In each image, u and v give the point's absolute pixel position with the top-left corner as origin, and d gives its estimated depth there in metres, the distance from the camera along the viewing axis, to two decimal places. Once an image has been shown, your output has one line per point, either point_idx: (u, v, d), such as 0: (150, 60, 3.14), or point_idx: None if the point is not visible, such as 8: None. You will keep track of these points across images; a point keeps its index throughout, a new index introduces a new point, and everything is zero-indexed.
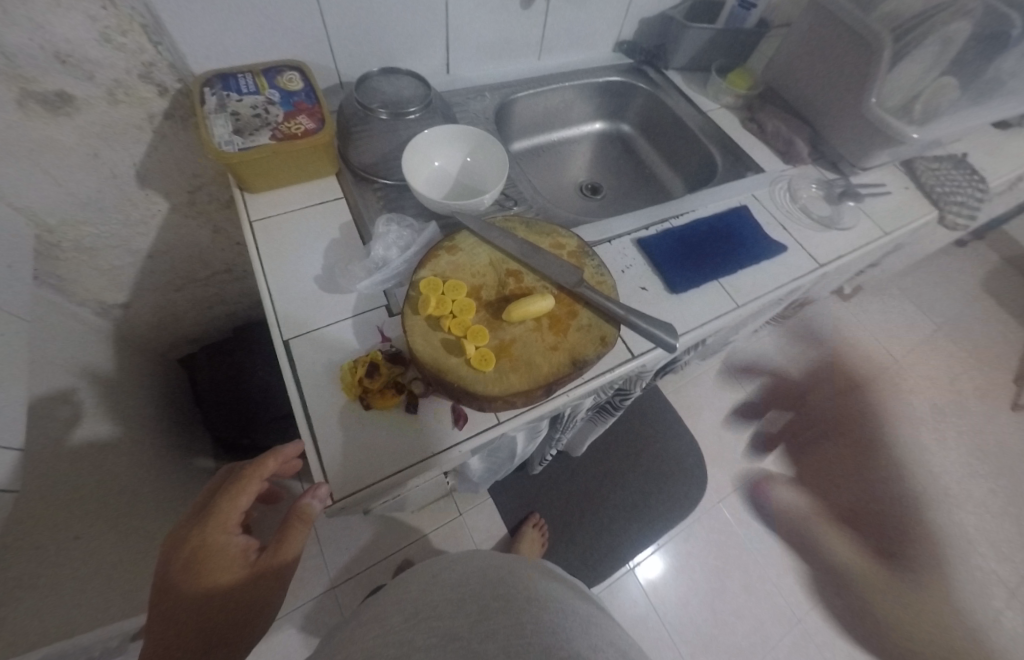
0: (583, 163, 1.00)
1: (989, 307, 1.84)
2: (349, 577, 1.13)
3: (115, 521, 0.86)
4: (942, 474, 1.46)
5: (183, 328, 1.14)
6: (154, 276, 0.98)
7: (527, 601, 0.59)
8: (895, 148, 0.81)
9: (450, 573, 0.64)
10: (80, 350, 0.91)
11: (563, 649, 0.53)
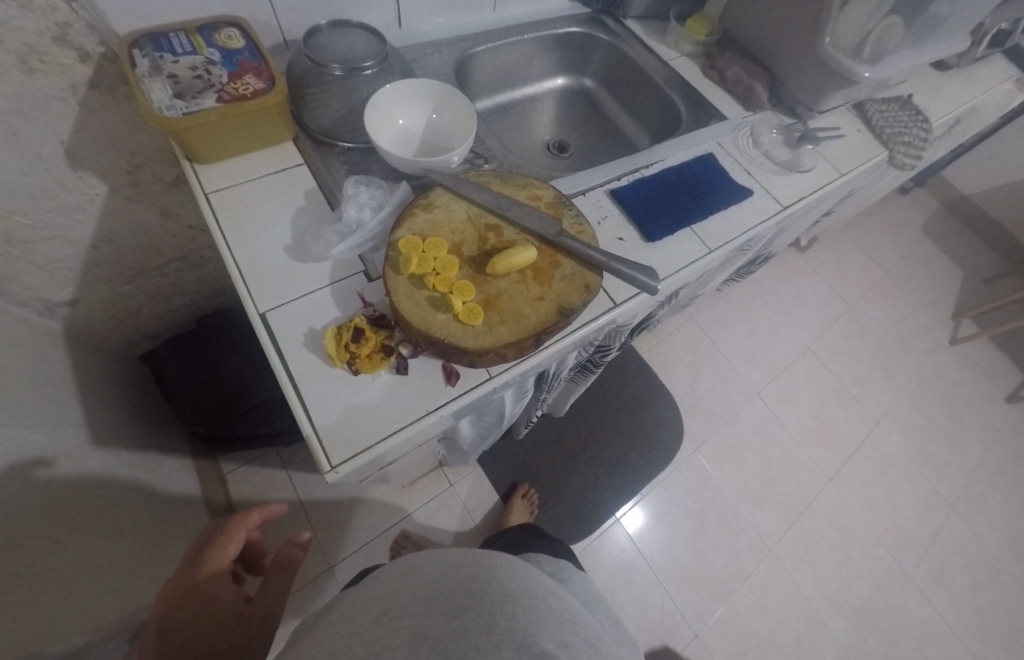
0: (548, 121, 0.99)
1: (931, 249, 1.95)
2: (347, 557, 1.13)
3: (84, 525, 0.83)
4: (894, 406, 1.56)
5: (140, 322, 1.09)
6: (101, 268, 0.92)
7: (508, 607, 0.55)
8: (846, 91, 0.85)
9: (432, 559, 0.61)
10: (27, 352, 0.86)
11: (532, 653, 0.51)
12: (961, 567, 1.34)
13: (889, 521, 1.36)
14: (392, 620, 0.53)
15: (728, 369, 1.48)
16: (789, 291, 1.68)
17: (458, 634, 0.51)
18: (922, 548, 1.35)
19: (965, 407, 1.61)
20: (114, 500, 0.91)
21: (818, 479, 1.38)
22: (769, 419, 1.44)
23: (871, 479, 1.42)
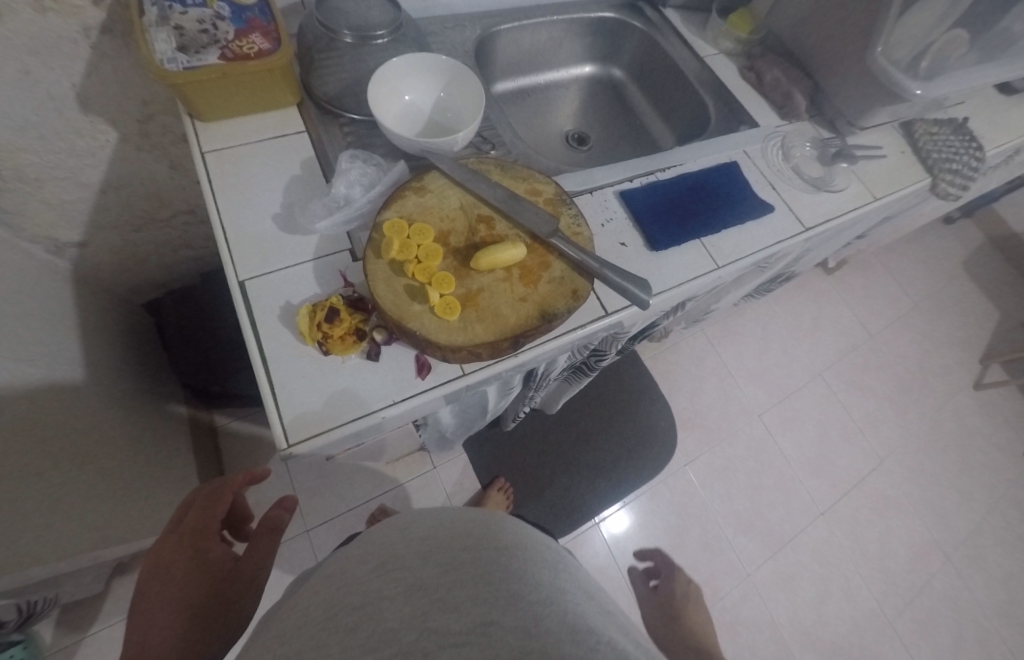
0: (570, 110, 0.96)
1: (968, 285, 1.85)
2: (323, 523, 1.14)
3: (81, 461, 0.85)
4: (901, 445, 1.50)
5: (146, 271, 1.09)
6: (110, 213, 0.92)
7: (517, 565, 0.48)
8: (895, 107, 0.79)
9: (432, 519, 0.57)
10: (34, 289, 0.86)
11: (541, 602, 0.44)
12: (946, 619, 1.30)
13: (878, 562, 1.32)
14: (383, 568, 0.49)
15: (732, 386, 1.44)
16: (809, 313, 1.61)
17: (457, 584, 0.45)
18: (908, 594, 1.31)
19: (978, 455, 1.54)
20: (110, 440, 0.92)
21: (810, 510, 1.34)
22: (768, 443, 1.39)
23: (866, 517, 1.37)
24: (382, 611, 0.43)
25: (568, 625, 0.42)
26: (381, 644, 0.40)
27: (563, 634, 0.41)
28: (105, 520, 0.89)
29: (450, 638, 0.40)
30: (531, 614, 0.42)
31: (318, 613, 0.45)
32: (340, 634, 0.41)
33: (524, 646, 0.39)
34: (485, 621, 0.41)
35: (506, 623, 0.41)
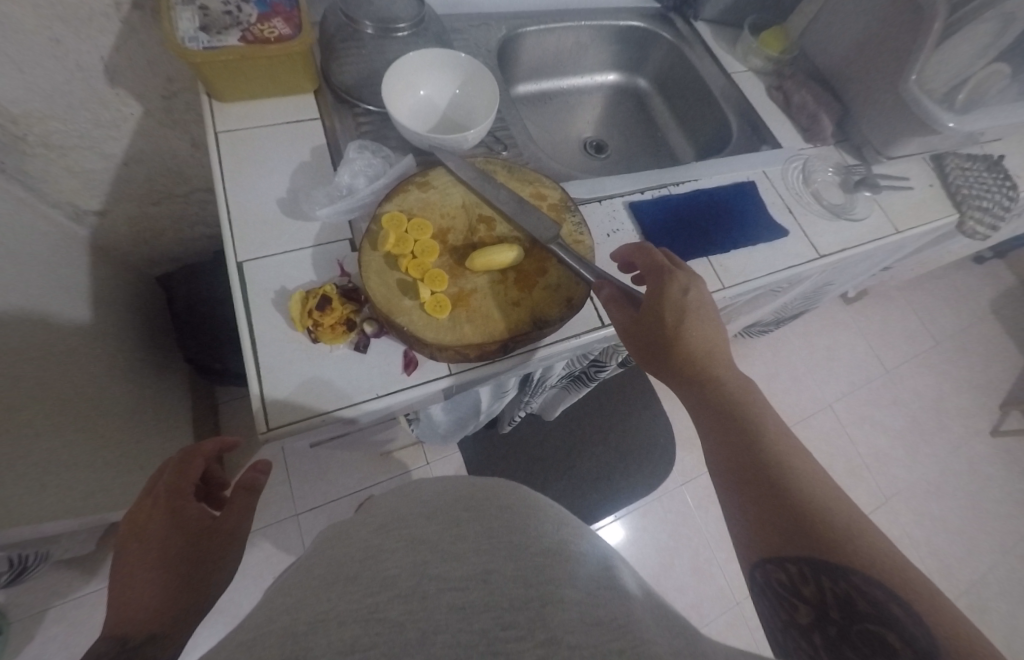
0: (590, 117, 0.95)
1: (993, 329, 1.78)
2: (314, 508, 1.14)
3: (81, 423, 0.86)
4: (906, 485, 1.45)
5: (162, 246, 1.11)
6: (129, 186, 0.93)
7: (524, 521, 0.45)
8: (925, 138, 0.77)
9: (439, 483, 0.54)
10: (53, 254, 0.88)
11: (551, 556, 0.40)
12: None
13: None
14: (386, 525, 0.45)
15: None
16: (823, 342, 1.57)
17: (459, 539, 0.41)
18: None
19: (989, 502, 1.50)
20: (106, 402, 0.92)
21: None
22: None
23: None
24: (381, 560, 0.39)
25: (572, 575, 0.38)
26: (380, 588, 0.36)
27: (566, 583, 0.37)
28: (94, 487, 0.90)
29: (452, 583, 0.36)
30: (536, 563, 0.39)
31: (319, 563, 0.42)
32: (339, 579, 0.38)
33: (528, 595, 0.36)
34: (487, 571, 0.38)
35: (508, 573, 0.37)
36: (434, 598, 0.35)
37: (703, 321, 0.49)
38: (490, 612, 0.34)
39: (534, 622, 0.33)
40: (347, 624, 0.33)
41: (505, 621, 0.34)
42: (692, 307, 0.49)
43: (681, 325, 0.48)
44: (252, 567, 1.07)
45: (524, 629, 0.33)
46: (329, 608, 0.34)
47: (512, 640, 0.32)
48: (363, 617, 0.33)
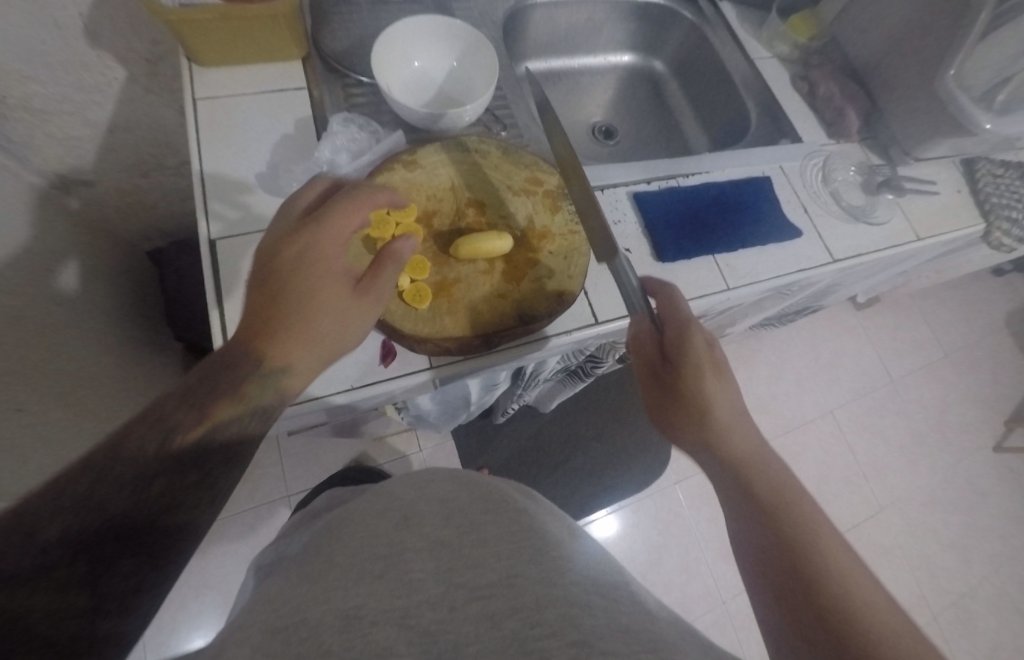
0: (601, 101, 0.90)
1: (1005, 343, 1.73)
2: (305, 490, 1.12)
3: (70, 400, 0.79)
4: (903, 495, 1.43)
5: (153, 218, 1.03)
6: (116, 156, 0.87)
7: (544, 529, 0.42)
8: (957, 141, 0.72)
9: (453, 480, 0.51)
10: (49, 226, 0.82)
11: (574, 565, 0.37)
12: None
13: None
14: (402, 522, 0.43)
15: None
16: (829, 348, 1.52)
17: (480, 543, 0.39)
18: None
19: (985, 515, 1.47)
20: (104, 380, 0.87)
21: None
22: None
23: None
24: (403, 562, 0.37)
25: (596, 581, 0.36)
26: (407, 592, 0.34)
27: (590, 588, 0.34)
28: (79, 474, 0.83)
29: (479, 589, 0.34)
30: (555, 566, 0.36)
31: (340, 558, 0.39)
32: (366, 578, 0.36)
33: (554, 594, 0.33)
34: (512, 575, 0.35)
35: (533, 575, 0.34)
36: (464, 606, 0.32)
37: (726, 383, 0.49)
38: (518, 614, 0.31)
39: (563, 621, 0.30)
40: (379, 623, 0.31)
41: (532, 620, 0.31)
42: (718, 365, 0.49)
43: (704, 381, 0.48)
44: (237, 543, 1.05)
45: (553, 629, 0.30)
46: (359, 605, 0.33)
47: (542, 641, 0.29)
48: (394, 620, 0.31)
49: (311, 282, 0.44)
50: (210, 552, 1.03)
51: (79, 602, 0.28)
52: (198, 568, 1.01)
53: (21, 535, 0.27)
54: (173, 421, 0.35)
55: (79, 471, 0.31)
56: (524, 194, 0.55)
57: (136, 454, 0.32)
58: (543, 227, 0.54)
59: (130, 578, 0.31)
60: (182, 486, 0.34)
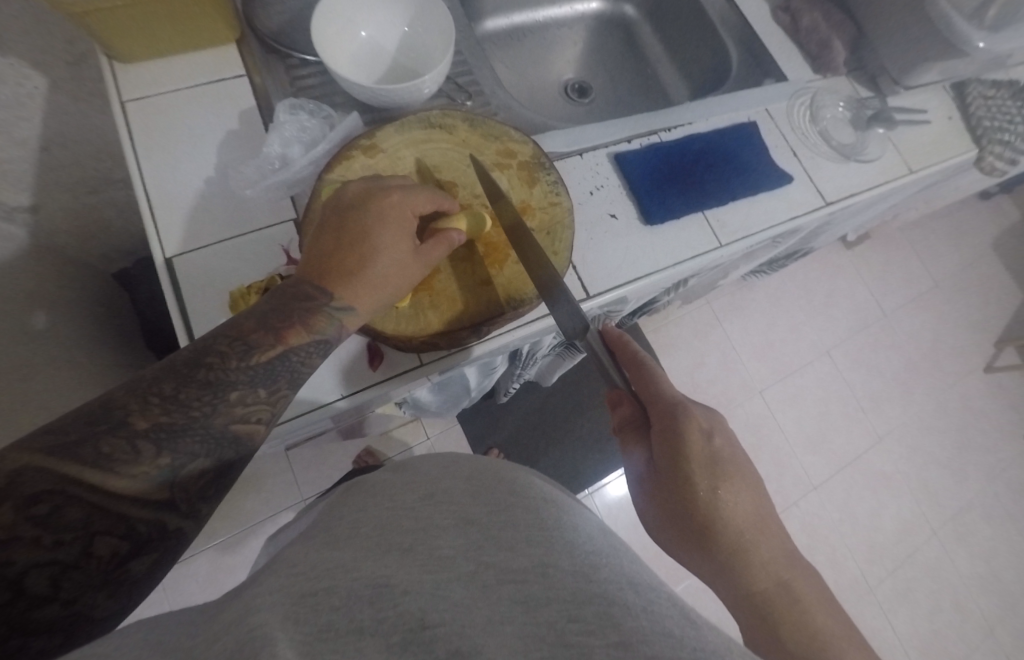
0: (571, 56, 0.84)
1: (993, 264, 1.73)
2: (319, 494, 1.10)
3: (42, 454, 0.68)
4: (903, 426, 1.45)
5: (111, 237, 0.88)
6: (59, 178, 0.74)
7: (572, 521, 0.35)
8: (945, 65, 0.69)
9: (464, 460, 0.42)
10: (17, 264, 0.69)
11: (611, 559, 0.30)
12: (925, 587, 1.31)
13: (864, 535, 1.31)
14: (425, 497, 0.35)
15: (734, 363, 1.36)
16: (822, 289, 1.51)
17: (511, 523, 0.32)
18: (891, 564, 1.30)
19: (979, 435, 1.50)
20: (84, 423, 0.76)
21: (802, 485, 1.31)
22: (766, 420, 1.34)
23: (858, 492, 1.34)
24: (432, 538, 0.30)
25: (635, 579, 0.28)
26: (435, 568, 0.27)
27: (627, 585, 0.27)
28: None
29: (508, 574, 0.27)
30: (588, 557, 0.29)
31: (350, 526, 0.32)
32: (389, 548, 0.29)
33: (590, 589, 0.25)
34: (546, 561, 0.28)
35: (567, 565, 0.27)
36: (496, 589, 0.26)
37: (742, 484, 0.43)
38: (554, 603, 0.25)
39: (602, 616, 0.23)
40: (412, 595, 0.25)
41: (572, 617, 0.23)
42: (728, 461, 0.43)
43: (718, 491, 0.42)
44: (249, 547, 1.04)
45: (596, 624, 0.23)
46: (388, 575, 0.26)
47: (585, 635, 0.22)
48: (426, 593, 0.25)
49: (385, 209, 0.42)
50: (226, 564, 1.02)
51: (159, 492, 0.33)
52: (215, 580, 1.00)
53: (117, 420, 0.33)
54: (249, 341, 0.38)
55: (166, 373, 0.36)
56: (498, 169, 0.52)
57: (211, 369, 0.37)
58: (521, 202, 0.51)
59: (195, 482, 0.35)
60: (249, 403, 0.38)
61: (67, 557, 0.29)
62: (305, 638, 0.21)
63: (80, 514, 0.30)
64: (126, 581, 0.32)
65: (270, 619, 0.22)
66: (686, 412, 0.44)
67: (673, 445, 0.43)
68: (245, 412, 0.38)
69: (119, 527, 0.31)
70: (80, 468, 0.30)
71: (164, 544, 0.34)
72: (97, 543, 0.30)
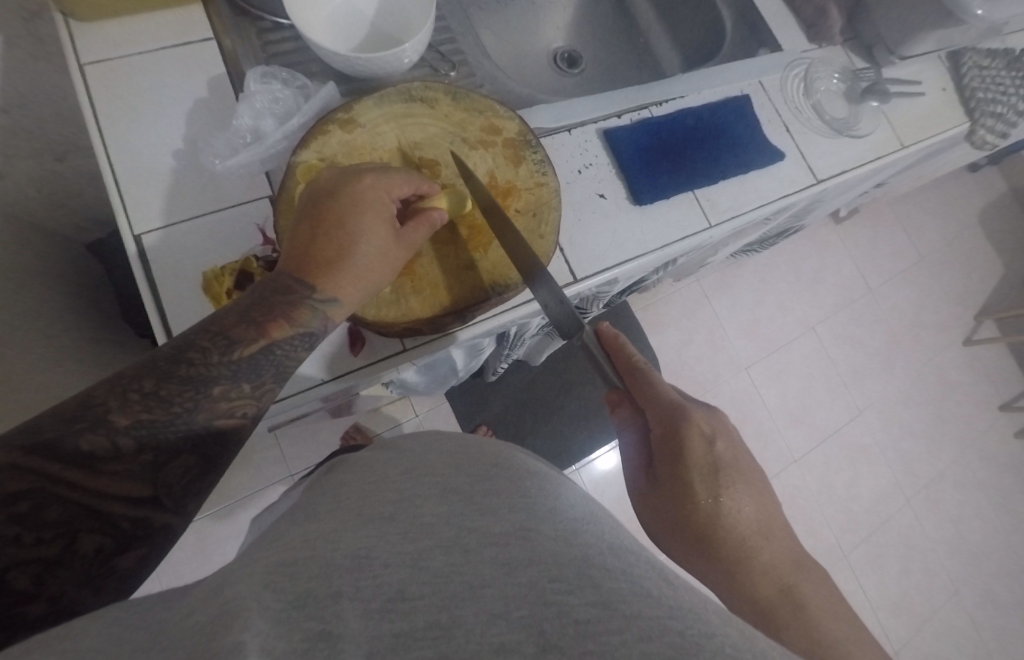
0: (561, 22, 0.80)
1: (978, 239, 1.75)
2: (307, 468, 1.10)
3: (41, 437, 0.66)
4: (883, 398, 1.48)
5: (85, 207, 0.81)
6: (19, 144, 0.68)
7: (556, 492, 0.34)
8: (943, 32, 0.67)
9: (446, 438, 0.41)
10: None
11: (592, 527, 0.29)
12: (896, 553, 1.36)
13: (840, 503, 1.35)
14: (409, 471, 0.34)
15: (722, 338, 1.37)
16: (810, 265, 1.51)
17: (493, 493, 0.31)
18: (865, 531, 1.35)
19: (954, 406, 1.55)
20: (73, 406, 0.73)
21: (783, 457, 1.34)
22: (751, 395, 1.36)
23: (837, 463, 1.38)
24: (411, 509, 0.29)
25: (617, 543, 0.27)
26: (415, 538, 0.26)
27: (608, 549, 0.26)
28: None
29: (490, 538, 0.26)
30: (568, 524, 0.28)
31: (329, 503, 0.31)
32: (369, 520, 0.28)
33: (570, 552, 0.25)
34: (527, 526, 0.27)
35: (549, 530, 0.27)
36: (479, 552, 0.25)
37: (742, 485, 0.43)
38: (535, 563, 0.24)
39: (583, 576, 0.23)
40: (393, 566, 0.24)
41: (554, 580, 0.23)
42: (729, 466, 0.43)
43: (719, 499, 0.42)
44: (239, 524, 1.05)
45: (575, 582, 0.22)
46: (368, 546, 0.25)
47: (564, 594, 0.22)
48: (405, 564, 0.24)
49: (366, 196, 0.40)
50: (216, 540, 1.03)
51: (142, 489, 0.33)
52: (206, 557, 1.01)
53: (96, 418, 0.32)
54: (231, 336, 0.37)
55: (145, 369, 0.34)
56: (482, 147, 0.50)
57: (193, 364, 0.35)
58: (507, 182, 0.49)
59: (183, 476, 0.35)
60: (232, 398, 0.37)
61: (50, 553, 0.29)
62: (279, 609, 0.21)
63: (61, 513, 0.30)
64: (112, 574, 0.32)
65: (244, 591, 0.21)
66: (687, 416, 0.43)
67: (671, 450, 0.43)
68: (229, 407, 0.37)
69: (102, 524, 0.31)
70: (59, 466, 0.30)
71: (150, 539, 0.34)
72: (80, 540, 0.31)
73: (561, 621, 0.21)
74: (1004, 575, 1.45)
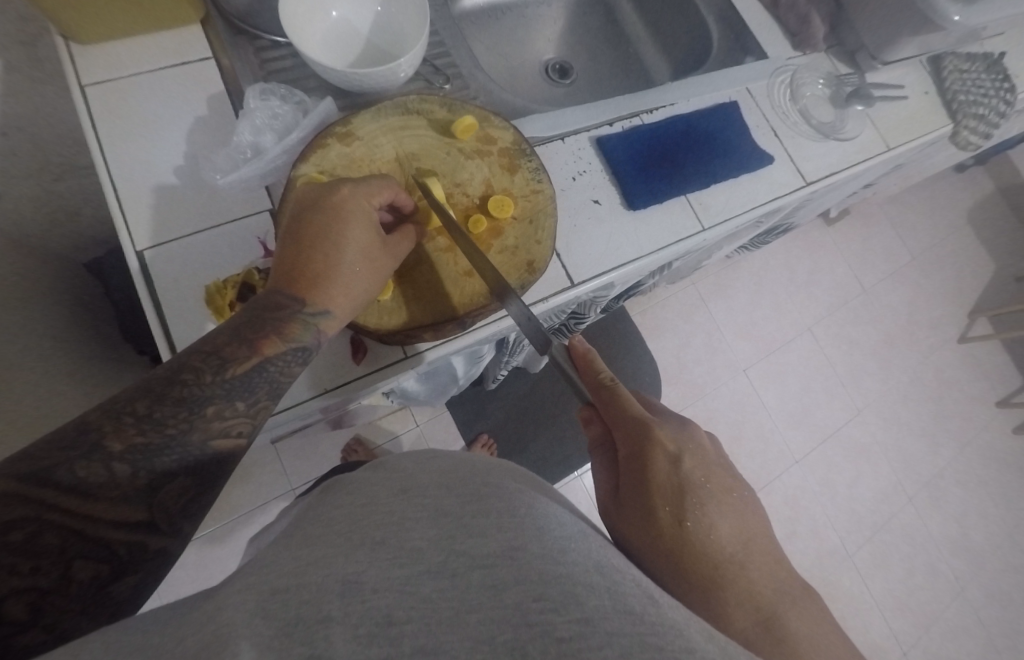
0: (552, 34, 0.82)
1: (969, 237, 1.77)
2: (309, 482, 1.10)
3: None
4: (880, 396, 1.49)
5: (83, 226, 0.82)
6: (20, 166, 0.68)
7: (544, 508, 0.34)
8: (923, 39, 0.69)
9: (438, 459, 0.41)
10: None
11: (582, 544, 0.30)
12: (899, 552, 1.36)
13: (842, 502, 1.36)
14: (400, 492, 0.34)
15: (719, 341, 1.38)
16: (804, 266, 1.53)
17: (485, 512, 0.31)
18: (868, 531, 1.35)
19: (951, 404, 1.56)
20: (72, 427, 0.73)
21: (784, 458, 1.35)
22: (749, 397, 1.37)
23: (837, 463, 1.39)
24: (402, 532, 0.29)
25: (604, 559, 0.28)
26: (407, 560, 0.26)
27: (594, 567, 0.27)
28: None
29: (479, 559, 0.26)
30: (556, 543, 0.28)
31: (318, 529, 0.31)
32: (361, 544, 0.28)
33: (556, 571, 0.25)
34: (515, 544, 0.27)
35: (536, 549, 0.27)
36: (466, 576, 0.25)
37: (710, 506, 0.43)
38: (521, 585, 0.24)
39: (566, 595, 0.24)
40: (383, 589, 0.24)
41: (533, 606, 0.23)
42: (696, 487, 0.43)
43: (683, 523, 0.42)
44: (241, 539, 1.04)
45: (559, 601, 0.23)
46: (358, 570, 0.25)
47: (549, 614, 0.23)
48: (395, 588, 0.24)
49: (347, 211, 0.41)
50: (218, 556, 1.02)
51: (137, 514, 0.33)
52: (208, 573, 1.01)
53: (90, 445, 0.32)
54: (223, 354, 0.37)
55: (140, 392, 0.35)
56: (478, 156, 0.51)
57: (187, 385, 0.36)
58: (503, 190, 0.50)
59: (179, 500, 0.35)
60: (226, 417, 0.37)
61: (46, 582, 0.29)
62: (270, 636, 0.21)
63: (57, 538, 0.30)
64: (108, 602, 0.32)
65: (236, 617, 0.22)
66: (650, 435, 0.43)
67: (637, 471, 0.44)
68: (222, 427, 0.37)
69: (97, 550, 0.31)
70: (54, 494, 0.30)
71: (147, 564, 0.33)
72: (75, 567, 0.30)
73: (546, 640, 0.22)
74: (1007, 572, 1.45)
